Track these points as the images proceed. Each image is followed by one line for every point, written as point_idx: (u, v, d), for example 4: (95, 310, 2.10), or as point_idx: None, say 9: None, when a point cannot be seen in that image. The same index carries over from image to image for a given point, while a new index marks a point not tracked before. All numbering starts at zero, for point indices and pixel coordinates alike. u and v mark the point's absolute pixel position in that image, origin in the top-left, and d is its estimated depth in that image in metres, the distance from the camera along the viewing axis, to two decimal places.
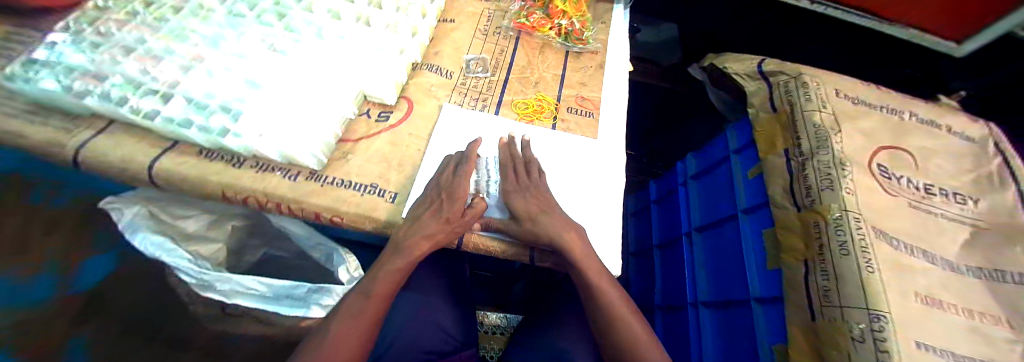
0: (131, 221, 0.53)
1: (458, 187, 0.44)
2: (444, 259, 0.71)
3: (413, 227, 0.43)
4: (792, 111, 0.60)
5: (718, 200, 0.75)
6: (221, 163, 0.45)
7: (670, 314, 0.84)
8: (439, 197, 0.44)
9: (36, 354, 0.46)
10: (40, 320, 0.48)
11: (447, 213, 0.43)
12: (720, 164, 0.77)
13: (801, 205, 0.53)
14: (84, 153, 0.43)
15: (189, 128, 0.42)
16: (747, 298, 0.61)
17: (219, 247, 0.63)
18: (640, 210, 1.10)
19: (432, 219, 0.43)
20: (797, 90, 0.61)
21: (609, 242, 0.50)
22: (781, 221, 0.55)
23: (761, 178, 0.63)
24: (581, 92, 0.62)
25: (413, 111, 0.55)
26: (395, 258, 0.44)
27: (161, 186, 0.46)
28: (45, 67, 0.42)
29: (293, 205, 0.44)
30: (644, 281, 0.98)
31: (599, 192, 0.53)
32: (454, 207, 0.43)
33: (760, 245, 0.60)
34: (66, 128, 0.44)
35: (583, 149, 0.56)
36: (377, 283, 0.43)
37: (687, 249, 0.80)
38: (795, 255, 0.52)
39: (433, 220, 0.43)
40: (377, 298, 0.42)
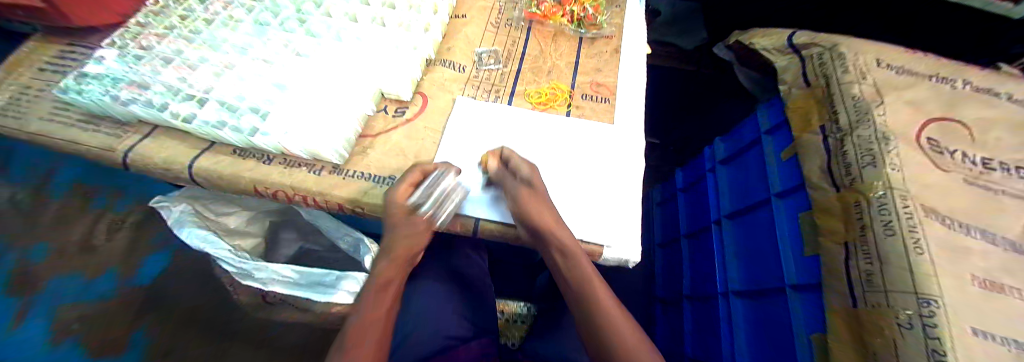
0: (178, 216, 0.57)
1: (390, 200, 0.42)
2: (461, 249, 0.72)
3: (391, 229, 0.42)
4: (827, 85, 0.57)
5: (750, 184, 0.71)
6: (253, 160, 0.48)
7: (699, 306, 0.80)
8: (388, 210, 0.42)
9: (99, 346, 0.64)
10: (99, 316, 0.66)
11: (396, 221, 0.42)
12: (751, 147, 0.73)
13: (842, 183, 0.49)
14: (133, 155, 0.47)
15: (222, 129, 0.45)
16: (783, 286, 0.57)
17: (257, 242, 0.68)
18: (666, 200, 1.07)
19: (402, 228, 0.43)
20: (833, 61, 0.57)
21: (626, 227, 0.47)
22: (818, 203, 0.52)
23: (795, 160, 0.60)
24: (596, 77, 0.61)
25: (428, 105, 0.56)
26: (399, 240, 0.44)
27: (200, 185, 0.49)
28: (96, 79, 0.47)
29: (319, 197, 0.46)
30: (670, 273, 0.95)
31: (616, 175, 0.51)
32: (399, 219, 0.42)
33: (795, 230, 0.57)
34: (117, 135, 0.48)
35: (599, 136, 0.54)
36: (385, 264, 0.44)
37: (716, 237, 0.78)
38: (835, 239, 0.48)
39: (403, 227, 0.42)
40: (390, 278, 0.44)
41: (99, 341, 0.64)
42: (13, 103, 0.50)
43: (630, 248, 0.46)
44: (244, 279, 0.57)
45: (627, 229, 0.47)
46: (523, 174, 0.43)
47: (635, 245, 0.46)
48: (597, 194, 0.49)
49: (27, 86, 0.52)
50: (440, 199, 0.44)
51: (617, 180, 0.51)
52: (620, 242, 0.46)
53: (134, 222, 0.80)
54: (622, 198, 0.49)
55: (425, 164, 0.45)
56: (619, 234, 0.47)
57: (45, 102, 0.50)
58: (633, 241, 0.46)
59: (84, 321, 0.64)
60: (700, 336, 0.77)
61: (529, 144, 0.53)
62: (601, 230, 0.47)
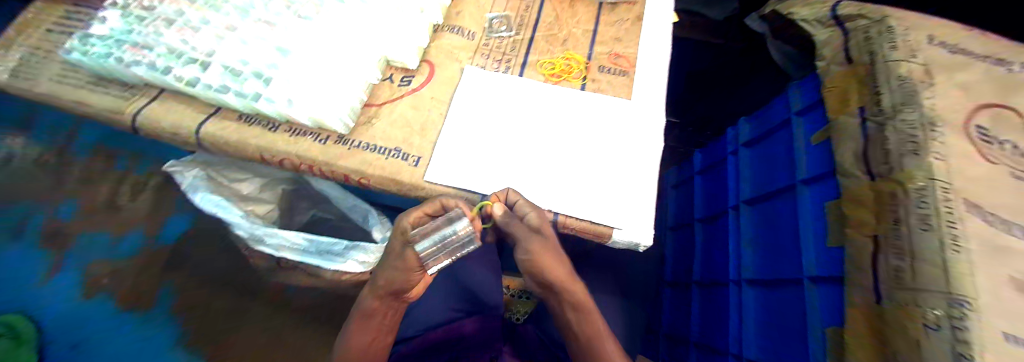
0: (191, 181, 0.58)
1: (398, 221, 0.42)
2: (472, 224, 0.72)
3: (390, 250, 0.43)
4: (872, 62, 0.51)
5: (774, 169, 0.67)
6: (258, 127, 0.47)
7: (710, 290, 0.79)
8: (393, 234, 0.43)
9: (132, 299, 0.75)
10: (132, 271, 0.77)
11: (393, 247, 0.42)
12: (778, 130, 0.68)
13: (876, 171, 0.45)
14: (140, 118, 0.47)
15: (227, 94, 0.44)
16: (800, 276, 0.55)
17: (272, 209, 0.69)
18: (682, 183, 1.04)
19: (392, 259, 0.42)
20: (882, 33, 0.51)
21: (638, 211, 0.45)
22: (849, 192, 0.48)
23: (828, 144, 0.55)
24: (614, 48, 0.57)
25: (436, 74, 0.54)
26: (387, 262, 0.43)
27: (209, 150, 0.49)
28: (101, 40, 0.46)
29: (324, 167, 0.46)
30: (682, 255, 0.94)
31: (631, 155, 0.48)
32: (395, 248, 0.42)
33: (820, 220, 0.54)
34: (125, 96, 0.48)
35: (617, 112, 0.51)
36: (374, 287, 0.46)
37: (733, 222, 0.75)
38: (864, 231, 0.45)
39: (395, 257, 0.41)
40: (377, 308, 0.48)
41: (124, 294, 0.75)
42: (25, 63, 0.50)
43: (641, 230, 0.44)
44: (256, 244, 0.58)
45: (638, 211, 0.45)
46: (531, 221, 0.41)
47: (645, 227, 0.45)
48: (609, 174, 0.47)
49: (36, 46, 0.52)
50: (436, 241, 0.39)
51: (631, 159, 0.48)
52: (630, 224, 0.45)
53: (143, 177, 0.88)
54: (636, 179, 0.47)
55: (447, 197, 0.42)
56: (629, 216, 0.45)
57: (53, 63, 0.50)
58: (644, 224, 0.45)
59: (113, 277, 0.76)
60: (709, 320, 0.76)
61: (542, 120, 0.50)
62: (611, 212, 0.45)
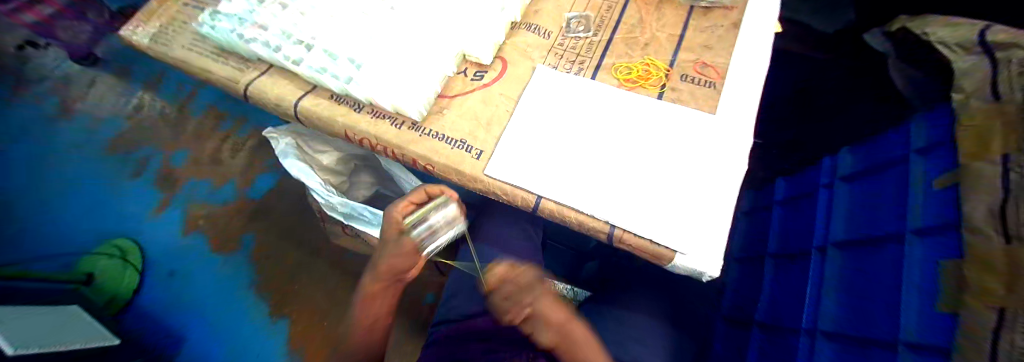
0: (284, 149, 0.66)
1: (389, 215, 0.53)
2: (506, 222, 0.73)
3: (386, 238, 0.53)
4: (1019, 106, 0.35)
5: (876, 210, 0.54)
6: (345, 107, 0.51)
7: (772, 334, 0.67)
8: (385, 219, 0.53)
9: (217, 242, 1.06)
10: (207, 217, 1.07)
11: (387, 235, 0.53)
12: (892, 166, 0.54)
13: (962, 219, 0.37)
14: (251, 88, 0.54)
15: (325, 75, 0.48)
16: (893, 341, 0.44)
17: (344, 180, 0.76)
18: (755, 211, 0.88)
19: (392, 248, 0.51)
20: (975, 68, 0.43)
21: (706, 238, 0.42)
22: (976, 254, 0.35)
23: (956, 189, 0.41)
24: (702, 57, 0.53)
25: (507, 71, 0.54)
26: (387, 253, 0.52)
27: (302, 122, 0.55)
28: (233, 18, 0.54)
29: (396, 150, 0.49)
30: (742, 292, 0.81)
31: (709, 176, 0.44)
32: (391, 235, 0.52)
33: (930, 280, 0.41)
34: (242, 69, 0.56)
35: (696, 127, 0.47)
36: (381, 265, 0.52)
37: (816, 266, 0.62)
38: (988, 303, 0.32)
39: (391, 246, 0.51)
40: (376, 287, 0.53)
41: (214, 234, 1.06)
42: (162, 31, 0.61)
43: (708, 259, 0.41)
44: (329, 211, 0.66)
45: (707, 237, 0.42)
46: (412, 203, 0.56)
47: (713, 256, 0.41)
48: (679, 195, 0.43)
49: (174, 16, 0.63)
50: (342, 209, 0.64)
51: (708, 180, 0.44)
52: (696, 251, 0.41)
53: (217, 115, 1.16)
54: (710, 202, 0.43)
55: (429, 187, 0.56)
56: (697, 242, 0.41)
57: (186, 33, 0.61)
58: (714, 252, 0.41)
59: (205, 221, 1.07)
60: None
61: (610, 127, 0.48)
62: (676, 233, 0.42)
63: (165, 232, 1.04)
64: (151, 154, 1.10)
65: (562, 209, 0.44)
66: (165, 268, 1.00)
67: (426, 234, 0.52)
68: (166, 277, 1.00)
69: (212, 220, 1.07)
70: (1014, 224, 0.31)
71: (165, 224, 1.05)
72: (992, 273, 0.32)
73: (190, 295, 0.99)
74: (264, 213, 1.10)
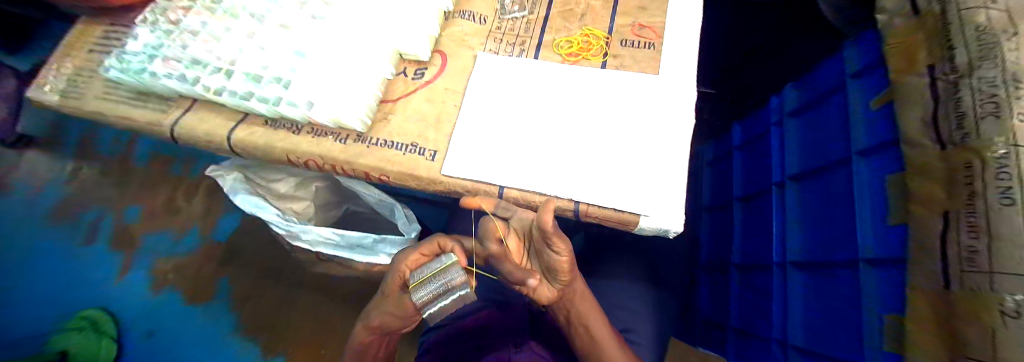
0: (232, 184, 0.63)
1: (396, 270, 0.47)
2: (478, 217, 0.73)
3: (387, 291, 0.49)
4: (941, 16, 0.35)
5: (823, 139, 0.56)
6: (284, 131, 0.48)
7: (749, 274, 0.70)
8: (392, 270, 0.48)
9: (191, 293, 1.00)
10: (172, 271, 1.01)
11: (392, 287, 0.48)
12: (832, 95, 0.56)
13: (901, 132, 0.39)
14: (178, 128, 0.50)
15: (251, 100, 0.45)
16: (854, 259, 0.47)
17: (307, 205, 0.72)
18: (719, 159, 0.91)
19: (391, 301, 0.48)
20: None
21: (667, 198, 0.42)
22: (914, 165, 0.36)
23: (890, 108, 0.43)
24: (639, 18, 0.52)
25: (448, 64, 0.52)
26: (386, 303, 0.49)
27: (242, 155, 0.51)
28: (139, 56, 0.49)
29: (346, 166, 0.47)
30: (716, 240, 0.84)
31: (662, 137, 0.44)
32: (394, 287, 0.48)
33: (878, 197, 0.44)
34: (163, 109, 0.52)
35: (643, 89, 0.47)
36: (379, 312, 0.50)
37: (777, 202, 0.64)
38: (931, 208, 0.34)
39: (390, 301, 0.48)
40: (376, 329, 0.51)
41: (184, 287, 1.00)
42: (67, 84, 0.56)
43: (671, 217, 0.42)
44: (293, 240, 0.63)
45: (668, 196, 0.42)
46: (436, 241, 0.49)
47: (676, 214, 0.42)
48: (636, 160, 0.44)
49: (74, 63, 0.57)
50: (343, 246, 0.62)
51: (662, 140, 0.44)
52: (659, 211, 0.42)
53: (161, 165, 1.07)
54: (666, 161, 0.43)
55: (444, 238, 0.47)
56: (658, 202, 0.42)
57: (97, 82, 0.55)
58: (676, 210, 0.42)
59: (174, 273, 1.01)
60: (746, 312, 0.69)
61: (560, 104, 0.47)
62: (637, 198, 0.42)
63: (136, 295, 0.97)
64: (98, 216, 1.00)
65: (526, 195, 0.44)
66: (143, 328, 0.95)
67: (426, 302, 0.43)
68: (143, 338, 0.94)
69: (181, 271, 1.01)
70: (946, 133, 0.32)
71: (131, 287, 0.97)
72: (931, 180, 0.34)
73: (179, 352, 0.95)
74: (238, 255, 1.05)
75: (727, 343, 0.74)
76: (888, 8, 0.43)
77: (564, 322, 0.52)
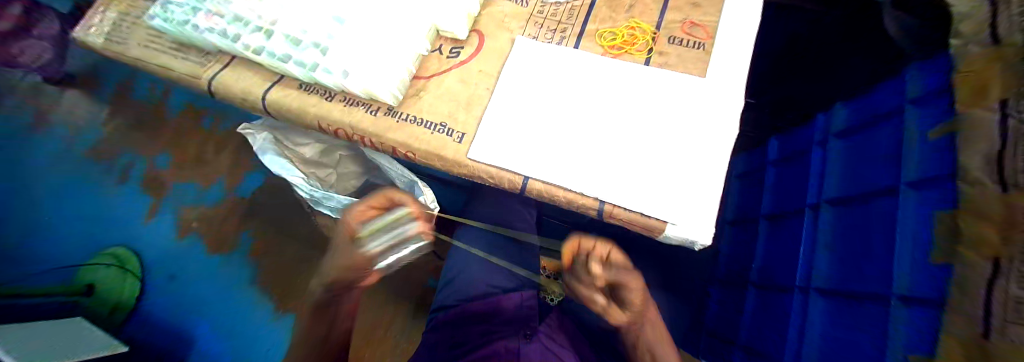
0: (261, 144, 0.65)
1: (345, 222, 0.55)
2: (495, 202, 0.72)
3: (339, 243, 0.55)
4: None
5: (870, 165, 0.53)
6: (316, 96, 0.48)
7: (766, 293, 0.68)
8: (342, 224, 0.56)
9: (213, 242, 1.05)
10: (197, 218, 1.05)
11: (343, 240, 0.55)
12: (886, 118, 0.53)
13: (960, 167, 0.36)
14: (216, 82, 0.51)
15: (288, 63, 0.45)
16: (886, 294, 0.44)
17: (330, 172, 0.74)
18: (750, 173, 0.87)
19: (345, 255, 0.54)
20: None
21: (698, 208, 0.41)
22: (970, 204, 0.34)
23: (951, 140, 0.40)
24: (690, 16, 0.49)
25: (485, 45, 0.51)
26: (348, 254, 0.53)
27: (273, 116, 0.52)
28: (185, 8, 0.50)
29: (374, 138, 0.47)
30: (736, 255, 0.82)
31: (700, 144, 0.42)
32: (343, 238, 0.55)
33: (925, 233, 0.41)
34: (203, 62, 0.53)
35: (686, 91, 0.45)
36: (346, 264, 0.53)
37: (808, 224, 0.61)
38: (985, 252, 0.31)
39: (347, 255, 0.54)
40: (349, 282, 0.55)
41: (208, 234, 1.05)
42: (115, 28, 0.57)
43: (699, 228, 0.40)
44: (316, 206, 0.66)
45: (698, 206, 0.41)
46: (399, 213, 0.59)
47: (705, 225, 0.40)
48: (669, 165, 0.42)
49: (123, 9, 0.58)
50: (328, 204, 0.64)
51: (699, 148, 0.42)
52: (687, 220, 0.40)
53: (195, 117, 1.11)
54: (702, 170, 0.42)
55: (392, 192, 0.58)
56: (687, 211, 0.41)
57: (139, 29, 0.57)
58: (705, 221, 0.40)
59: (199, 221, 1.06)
60: (759, 331, 0.68)
61: (596, 99, 0.45)
62: (666, 204, 0.41)
63: (159, 240, 1.02)
64: (134, 159, 1.05)
65: (551, 188, 0.43)
66: (164, 271, 1.00)
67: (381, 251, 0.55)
68: (166, 281, 0.99)
69: (206, 220, 1.06)
70: (1010, 172, 0.30)
71: (156, 231, 1.02)
72: (988, 222, 0.32)
73: (197, 298, 1.00)
74: (259, 211, 1.09)
75: (733, 360, 0.73)
76: (965, 33, 0.39)
77: (632, 348, 0.55)
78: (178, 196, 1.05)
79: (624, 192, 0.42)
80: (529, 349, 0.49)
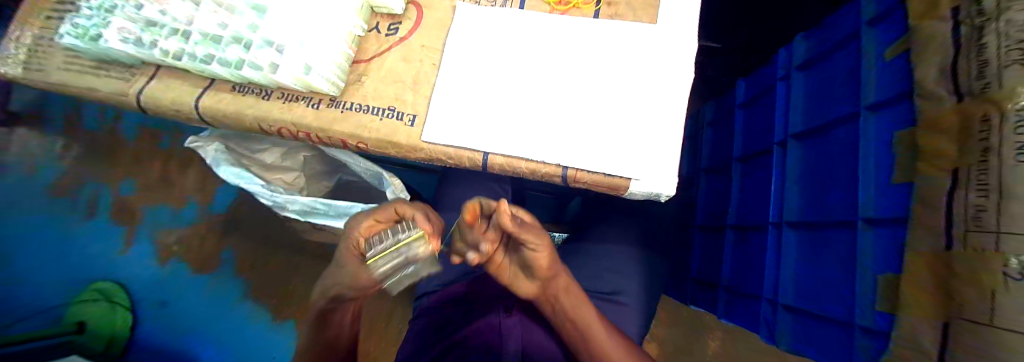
0: (214, 157, 0.61)
1: (349, 236, 0.43)
2: (467, 183, 0.71)
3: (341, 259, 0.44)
4: None
5: (832, 93, 0.52)
6: (252, 97, 0.45)
7: (744, 234, 0.69)
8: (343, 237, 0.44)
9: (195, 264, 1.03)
10: (173, 243, 1.02)
11: (346, 257, 0.43)
12: (845, 43, 0.51)
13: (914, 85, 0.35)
14: (144, 97, 0.47)
15: (211, 63, 0.41)
16: (852, 219, 0.45)
17: (297, 175, 0.71)
18: (720, 119, 0.87)
19: (346, 272, 0.42)
20: None
21: (659, 160, 0.40)
22: (924, 120, 0.33)
23: (907, 58, 0.39)
24: None
25: (425, 17, 0.47)
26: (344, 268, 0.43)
27: (213, 124, 0.49)
28: (90, 18, 0.45)
29: (320, 133, 0.44)
30: (714, 202, 0.83)
31: (657, 94, 0.41)
32: (347, 257, 0.43)
33: (886, 153, 0.41)
34: (127, 77, 0.49)
35: (638, 41, 0.43)
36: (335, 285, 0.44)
37: (777, 161, 0.62)
38: (941, 164, 0.31)
39: (347, 272, 0.42)
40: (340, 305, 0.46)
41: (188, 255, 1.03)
42: (25, 54, 0.52)
43: (662, 180, 0.40)
44: (283, 211, 0.64)
45: (660, 158, 0.40)
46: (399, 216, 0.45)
47: (668, 177, 0.40)
48: (626, 119, 0.41)
49: (28, 31, 0.52)
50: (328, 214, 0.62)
51: (655, 98, 0.41)
52: (650, 175, 0.40)
53: (149, 139, 1.04)
54: (659, 121, 0.40)
55: (402, 206, 0.45)
56: (650, 165, 0.40)
57: (57, 52, 0.51)
58: (668, 173, 0.40)
59: (177, 244, 1.03)
60: (739, 269, 0.70)
61: (546, 60, 0.43)
62: (627, 161, 0.40)
63: (140, 271, 0.99)
64: (95, 191, 0.98)
65: (513, 161, 0.42)
66: (154, 298, 0.98)
67: (386, 273, 0.41)
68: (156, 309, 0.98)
69: (184, 243, 1.03)
70: (966, 82, 0.29)
71: (135, 262, 0.99)
72: (943, 134, 0.31)
73: (193, 320, 1.00)
74: (239, 225, 1.07)
75: (718, 301, 0.75)
76: None
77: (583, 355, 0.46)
78: (147, 223, 1.01)
79: (584, 154, 0.40)
80: (511, 323, 0.50)
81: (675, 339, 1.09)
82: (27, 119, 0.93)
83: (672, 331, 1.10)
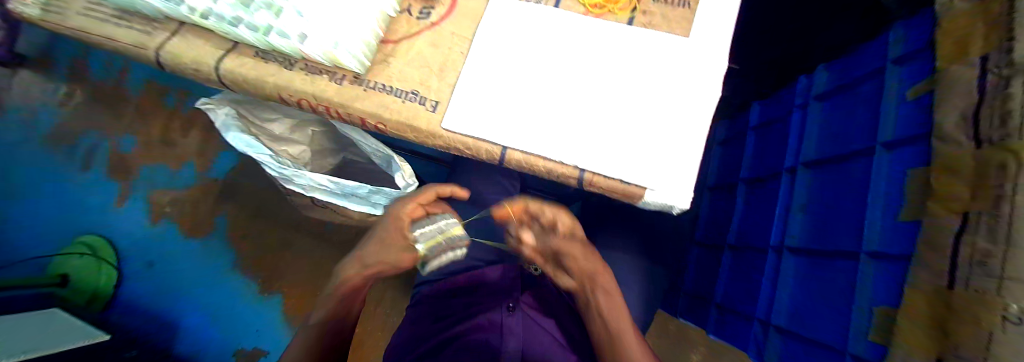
0: (223, 120, 0.60)
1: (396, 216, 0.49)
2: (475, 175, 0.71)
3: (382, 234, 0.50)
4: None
5: (849, 126, 0.53)
6: (275, 65, 0.45)
7: (742, 256, 0.70)
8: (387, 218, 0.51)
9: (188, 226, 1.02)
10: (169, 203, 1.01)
11: (389, 236, 0.49)
12: (868, 78, 0.52)
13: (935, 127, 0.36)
14: (164, 53, 0.46)
15: (239, 27, 0.41)
16: (856, 252, 0.46)
17: (303, 150, 0.71)
18: (731, 139, 0.87)
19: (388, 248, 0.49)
20: None
21: (677, 174, 0.40)
22: (941, 163, 0.34)
23: (930, 100, 0.39)
24: None
25: (457, 4, 0.47)
26: (383, 248, 0.50)
27: (232, 88, 0.48)
28: None
29: (341, 109, 0.44)
30: (716, 221, 0.83)
31: (682, 108, 0.41)
32: (393, 236, 0.49)
33: (899, 191, 0.41)
34: (147, 31, 0.48)
35: (668, 52, 0.43)
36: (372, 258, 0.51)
37: (786, 187, 0.62)
38: (952, 209, 0.32)
39: (391, 249, 0.49)
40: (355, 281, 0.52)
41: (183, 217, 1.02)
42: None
43: (678, 193, 0.40)
44: (287, 183, 0.63)
45: (678, 172, 0.40)
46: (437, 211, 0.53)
47: (684, 191, 0.40)
48: (649, 129, 0.41)
49: None
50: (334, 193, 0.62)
51: (679, 111, 0.41)
52: (667, 187, 0.40)
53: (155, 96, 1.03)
54: (682, 134, 0.41)
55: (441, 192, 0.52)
56: (667, 177, 0.40)
57: None
58: (685, 187, 0.40)
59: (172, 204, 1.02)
60: (733, 289, 0.70)
61: (577, 62, 0.43)
62: (646, 171, 0.40)
63: (133, 228, 0.98)
64: (98, 142, 0.98)
65: (532, 159, 0.42)
66: (142, 258, 0.98)
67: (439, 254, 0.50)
68: (143, 268, 0.97)
69: (180, 205, 1.02)
70: (986, 129, 0.29)
71: (129, 218, 0.98)
72: (957, 179, 0.32)
73: (182, 282, 0.99)
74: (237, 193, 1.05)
75: (709, 318, 0.76)
76: None
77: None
78: (145, 180, 1.00)
79: (605, 160, 0.41)
80: (513, 321, 0.50)
81: (661, 352, 1.10)
82: (32, 62, 0.96)
83: (659, 343, 1.10)
